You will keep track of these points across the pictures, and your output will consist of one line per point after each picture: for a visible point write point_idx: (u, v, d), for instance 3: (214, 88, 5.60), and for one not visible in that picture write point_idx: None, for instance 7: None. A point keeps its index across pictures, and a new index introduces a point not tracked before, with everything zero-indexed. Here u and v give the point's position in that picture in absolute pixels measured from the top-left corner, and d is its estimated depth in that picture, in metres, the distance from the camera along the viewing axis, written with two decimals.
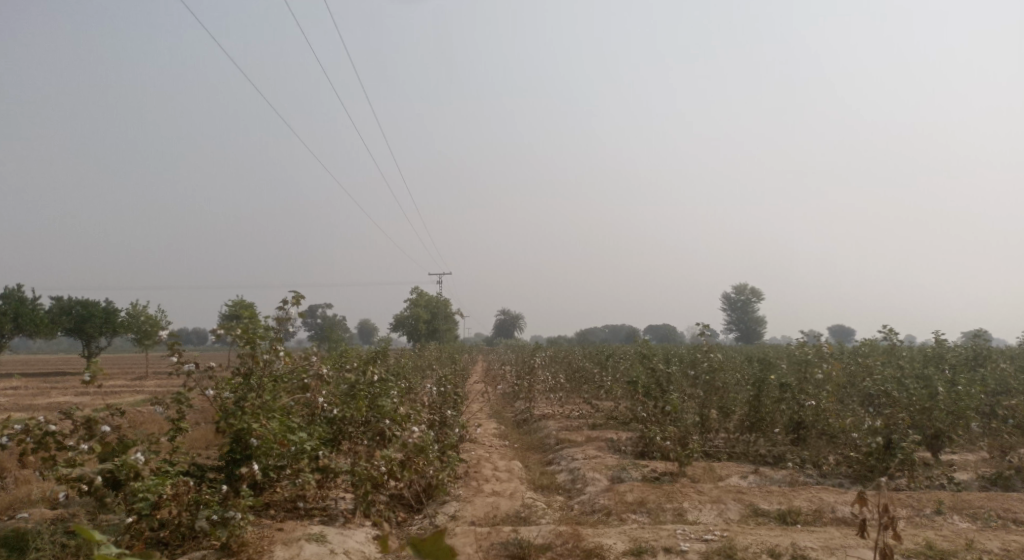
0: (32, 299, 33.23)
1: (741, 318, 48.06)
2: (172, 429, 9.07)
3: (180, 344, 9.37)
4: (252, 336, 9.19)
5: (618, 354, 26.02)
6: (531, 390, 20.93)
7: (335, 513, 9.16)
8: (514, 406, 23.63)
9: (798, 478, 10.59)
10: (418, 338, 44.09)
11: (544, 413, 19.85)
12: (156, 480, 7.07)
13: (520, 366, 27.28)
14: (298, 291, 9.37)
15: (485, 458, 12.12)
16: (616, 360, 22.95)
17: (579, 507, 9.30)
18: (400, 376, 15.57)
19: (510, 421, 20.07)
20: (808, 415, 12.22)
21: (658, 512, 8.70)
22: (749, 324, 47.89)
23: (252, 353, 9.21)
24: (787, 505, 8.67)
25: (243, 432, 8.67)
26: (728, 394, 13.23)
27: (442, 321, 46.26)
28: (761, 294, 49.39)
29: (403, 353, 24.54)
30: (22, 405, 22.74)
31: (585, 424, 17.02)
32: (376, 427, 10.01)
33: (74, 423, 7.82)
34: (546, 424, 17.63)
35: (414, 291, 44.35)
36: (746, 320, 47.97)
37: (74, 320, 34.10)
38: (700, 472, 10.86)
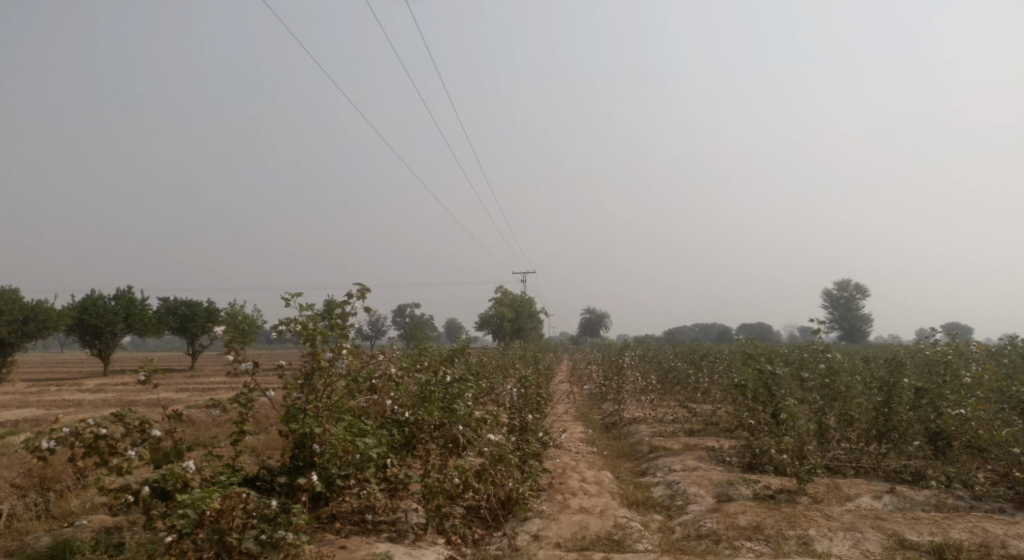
0: (140, 299, 34.24)
1: (843, 317, 44.92)
2: (234, 433, 8.37)
3: (237, 341, 8.67)
4: (314, 332, 8.32)
5: (714, 353, 24.31)
6: (621, 393, 19.66)
7: (405, 529, 8.12)
8: (602, 409, 22.32)
9: (946, 501, 9.01)
10: (503, 337, 43.33)
11: (635, 416, 18.45)
12: (203, 492, 6.30)
13: (608, 366, 25.92)
14: (363, 284, 8.51)
15: (572, 467, 10.97)
16: (712, 361, 21.30)
17: (681, 529, 8.06)
18: (481, 376, 14.65)
19: (598, 425, 18.84)
20: (951, 424, 10.50)
21: (778, 540, 7.38)
22: (852, 323, 44.60)
23: (313, 351, 8.33)
24: (942, 538, 7.19)
25: (306, 438, 7.92)
26: (853, 400, 11.67)
27: (527, 320, 45.38)
28: (864, 291, 46.01)
29: (488, 352, 23.72)
30: (124, 402, 23.10)
31: (680, 431, 15.58)
32: (450, 433, 8.94)
33: (126, 426, 7.11)
34: (638, 429, 16.26)
35: (499, 289, 43.65)
36: (849, 319, 44.78)
37: (178, 320, 35.14)
38: (823, 491, 9.45)
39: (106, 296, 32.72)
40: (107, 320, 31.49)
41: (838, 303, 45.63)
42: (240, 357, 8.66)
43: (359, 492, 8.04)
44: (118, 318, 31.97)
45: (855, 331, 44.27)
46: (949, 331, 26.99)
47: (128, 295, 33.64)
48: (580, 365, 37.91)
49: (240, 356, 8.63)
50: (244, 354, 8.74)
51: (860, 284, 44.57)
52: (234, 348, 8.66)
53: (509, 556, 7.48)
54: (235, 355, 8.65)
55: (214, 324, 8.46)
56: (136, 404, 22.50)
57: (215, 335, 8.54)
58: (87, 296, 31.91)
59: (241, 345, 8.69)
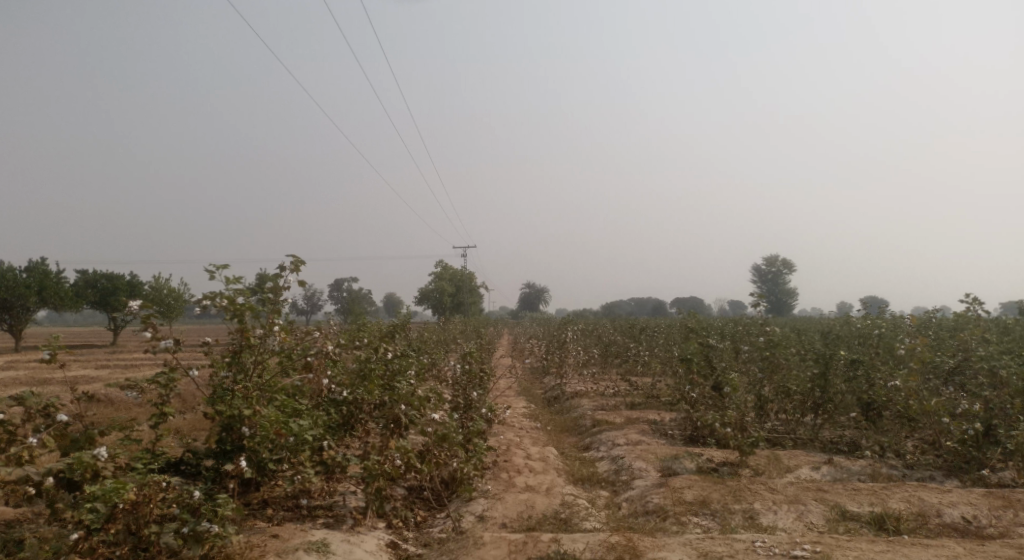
0: (58, 273, 32.38)
1: (773, 290, 46.16)
2: (156, 416, 7.83)
3: (156, 317, 8.04)
4: (241, 307, 7.81)
5: (654, 327, 24.51)
6: (563, 366, 19.61)
7: (342, 514, 7.78)
8: (543, 383, 22.25)
9: (882, 470, 9.19)
10: (443, 311, 42.92)
11: (576, 390, 18.41)
12: (116, 483, 5.85)
13: (548, 340, 25.85)
14: (297, 256, 8.02)
15: (516, 444, 10.79)
16: (651, 335, 21.47)
17: (628, 506, 7.97)
18: (422, 351, 14.30)
19: (540, 399, 18.76)
20: (883, 395, 10.77)
21: (724, 515, 7.35)
22: (782, 296, 45.93)
23: (241, 327, 7.83)
24: (883, 508, 7.27)
25: (235, 421, 7.48)
26: (790, 372, 11.80)
27: (467, 294, 45.05)
28: (793, 265, 47.35)
29: (428, 326, 23.32)
30: (40, 380, 21.77)
31: (622, 404, 15.60)
32: (391, 413, 8.36)
33: (29, 411, 6.56)
34: (580, 403, 16.20)
35: (438, 263, 43.12)
36: (778, 292, 46.09)
37: (101, 294, 33.43)
38: (764, 462, 9.54)
39: (20, 270, 30.80)
40: (22, 294, 29.65)
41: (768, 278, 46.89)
42: (159, 334, 8.05)
43: (293, 477, 7.65)
44: (34, 293, 30.13)
45: (785, 304, 45.56)
46: (868, 303, 28.07)
47: (45, 269, 31.75)
48: (520, 339, 37.88)
49: (158, 333, 8.01)
50: (164, 332, 8.13)
51: (790, 258, 45.88)
52: (152, 326, 8.03)
53: (454, 540, 7.24)
54: (153, 332, 8.03)
55: (130, 299, 7.81)
56: (53, 382, 21.24)
57: (131, 311, 7.88)
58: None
59: (159, 322, 8.07)
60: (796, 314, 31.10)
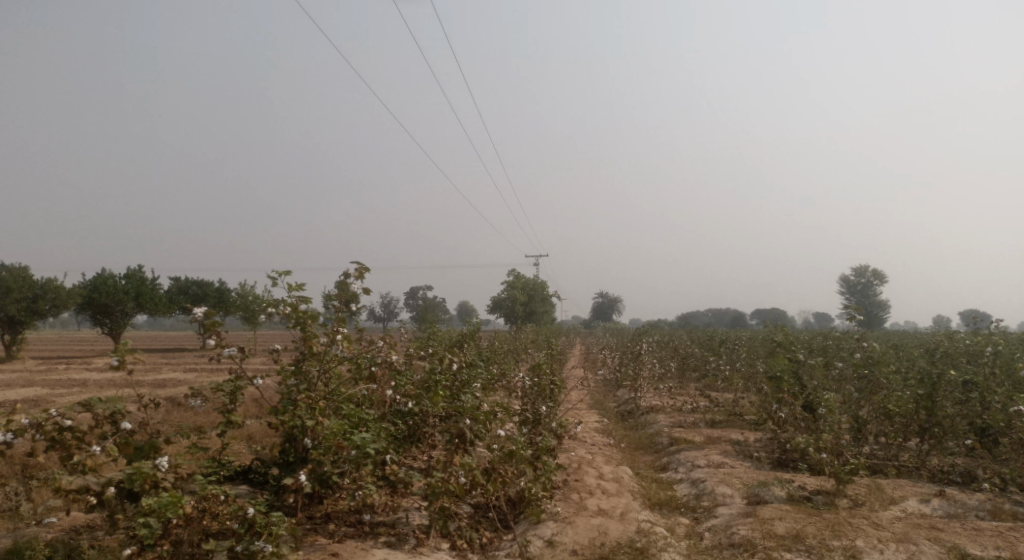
0: (151, 279, 33.66)
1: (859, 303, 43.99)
2: (222, 425, 7.63)
3: (219, 325, 7.74)
4: (304, 315, 7.57)
5: (733, 340, 23.46)
6: (637, 380, 18.88)
7: (405, 533, 7.37)
8: (616, 396, 21.52)
9: (1002, 506, 8.21)
10: (515, 320, 42.62)
11: (652, 405, 17.65)
12: (171, 497, 5.65)
13: (622, 351, 25.11)
14: (362, 263, 7.74)
15: (588, 461, 10.22)
16: (730, 348, 20.50)
17: (711, 536, 7.32)
18: (492, 361, 13.89)
19: (613, 413, 18.08)
20: (999, 420, 9.73)
21: (822, 552, 6.61)
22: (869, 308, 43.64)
23: (304, 336, 7.58)
24: (1011, 553, 6.39)
25: (297, 431, 7.20)
26: (891, 393, 10.85)
27: (540, 303, 44.60)
28: (882, 277, 44.95)
29: (499, 335, 22.97)
30: (130, 382, 22.46)
31: (701, 421, 14.79)
32: (455, 427, 7.77)
33: (94, 418, 6.41)
34: (656, 419, 15.46)
35: (511, 271, 42.89)
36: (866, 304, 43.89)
37: (190, 300, 34.48)
38: (864, 493, 8.68)
39: (117, 276, 32.14)
40: (118, 300, 30.88)
41: (854, 290, 44.64)
42: (222, 341, 7.74)
43: (354, 494, 7.27)
44: (129, 298, 31.35)
45: (874, 317, 43.24)
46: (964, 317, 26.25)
47: (139, 275, 33.02)
48: (593, 349, 37.14)
49: (221, 341, 7.71)
50: (227, 339, 7.86)
51: (879, 269, 43.54)
52: (215, 333, 7.75)
53: None
54: (216, 339, 7.71)
55: (193, 306, 7.60)
56: (142, 384, 21.88)
57: (195, 318, 7.67)
58: (98, 276, 31.35)
59: (223, 329, 7.78)
60: (887, 329, 29.34)
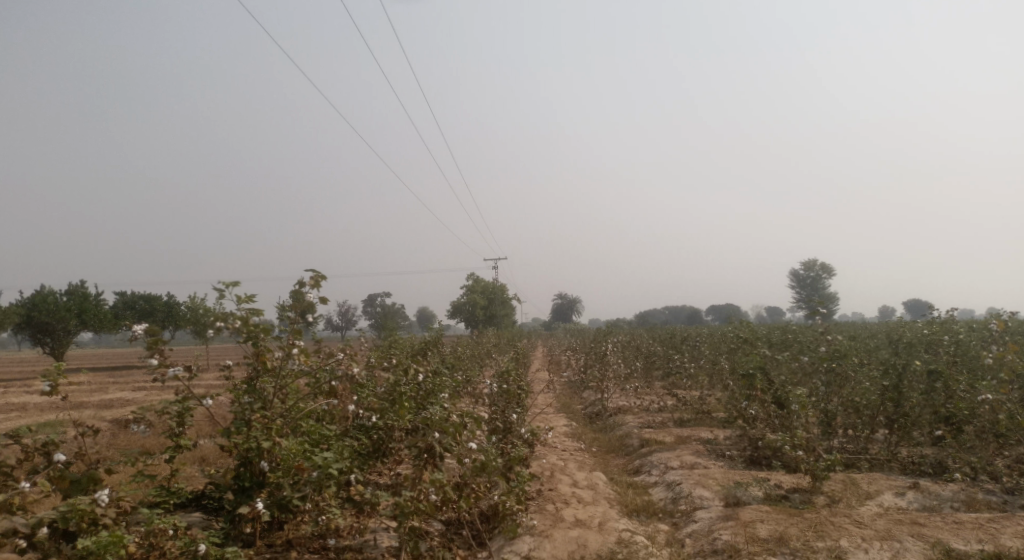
0: (96, 295, 32.32)
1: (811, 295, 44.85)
2: (169, 450, 7.10)
3: (163, 342, 7.18)
4: (255, 329, 7.10)
5: (696, 336, 23.47)
6: (602, 381, 18.69)
7: (373, 557, 6.96)
8: (582, 398, 21.30)
9: (976, 496, 8.16)
10: (476, 324, 42.21)
11: (619, 406, 17.46)
12: (111, 537, 5.20)
13: (586, 352, 24.95)
14: (317, 271, 7.31)
15: (560, 469, 9.92)
16: (694, 345, 20.47)
17: (692, 543, 7.08)
18: (456, 368, 13.51)
19: (580, 416, 17.85)
20: (966, 408, 9.73)
21: (807, 555, 6.42)
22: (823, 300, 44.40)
23: (257, 351, 7.11)
24: (994, 546, 6.28)
25: (253, 454, 6.74)
26: (859, 385, 10.79)
27: (500, 306, 44.28)
28: (832, 269, 45.86)
29: (461, 341, 22.57)
30: (76, 403, 21.44)
31: (669, 421, 14.64)
32: (422, 442, 7.34)
33: (25, 451, 5.89)
34: (624, 420, 15.25)
35: (470, 275, 42.48)
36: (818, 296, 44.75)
37: (139, 315, 33.18)
38: (840, 489, 8.58)
39: (59, 293, 30.80)
40: (61, 318, 29.58)
41: (806, 282, 45.40)
42: (166, 361, 7.16)
43: (316, 521, 6.78)
44: (72, 316, 30.04)
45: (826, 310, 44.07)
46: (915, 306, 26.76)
47: (83, 292, 31.69)
48: (555, 351, 36.96)
49: (166, 360, 7.13)
50: (172, 357, 7.29)
51: (828, 262, 44.41)
52: (159, 352, 7.16)
53: None
54: (160, 359, 7.13)
55: (134, 323, 7.03)
56: (88, 406, 20.91)
57: (135, 336, 7.09)
58: (38, 293, 30.01)
59: (167, 347, 7.20)
60: (843, 320, 29.78)
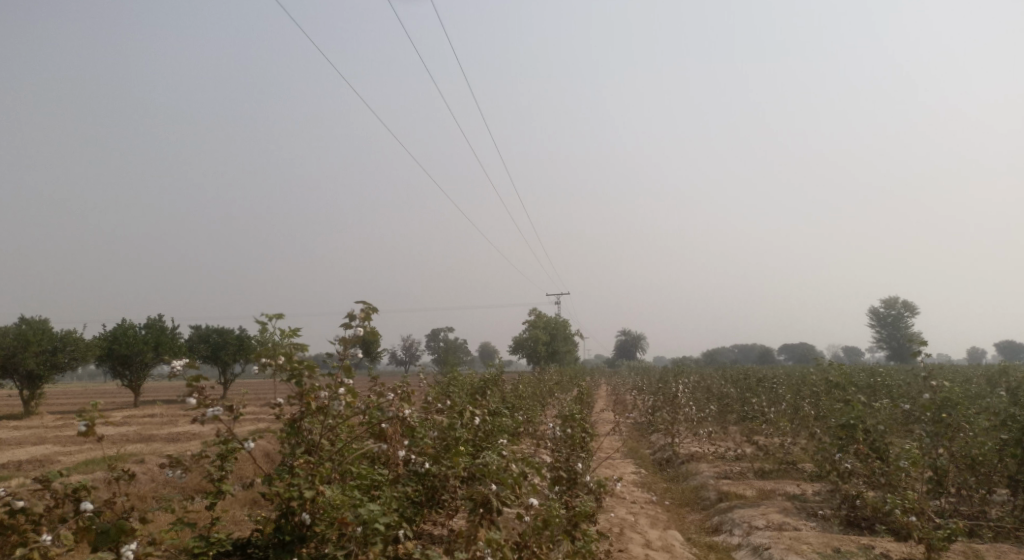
0: (170, 328, 32.90)
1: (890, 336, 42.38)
2: (210, 495, 6.49)
3: (204, 379, 6.51)
4: (299, 366, 6.54)
5: (772, 378, 22.12)
6: (673, 425, 17.60)
7: None
8: (651, 442, 20.16)
9: None
10: (538, 361, 41.38)
11: (691, 452, 16.33)
12: None
13: (653, 393, 23.83)
14: (368, 303, 6.71)
15: (631, 525, 9.03)
16: (770, 387, 19.21)
17: None
18: (519, 409, 12.76)
19: (650, 462, 16.80)
20: None
21: None
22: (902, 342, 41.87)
23: (300, 391, 6.52)
24: None
25: (293, 505, 6.11)
26: (973, 439, 9.52)
27: (563, 343, 43.34)
28: (915, 308, 43.37)
29: (525, 378, 21.80)
30: (144, 435, 21.48)
31: (749, 471, 13.51)
32: (477, 492, 6.51)
33: (52, 498, 5.41)
34: (698, 469, 14.14)
35: (533, 311, 41.82)
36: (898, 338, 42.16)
37: (210, 348, 33.52)
38: None
39: (137, 326, 31.42)
40: (138, 350, 30.05)
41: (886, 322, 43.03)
42: (206, 400, 6.48)
43: None
44: (148, 348, 30.52)
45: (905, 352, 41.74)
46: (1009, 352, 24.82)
47: (159, 325, 32.34)
48: (620, 390, 35.74)
49: (206, 399, 6.44)
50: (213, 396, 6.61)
51: (909, 301, 41.87)
52: (198, 390, 6.49)
53: None
54: (199, 398, 6.45)
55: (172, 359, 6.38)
56: (156, 438, 20.89)
57: (174, 372, 6.46)
58: (118, 326, 30.67)
59: (208, 385, 6.52)
60: (928, 363, 27.76)
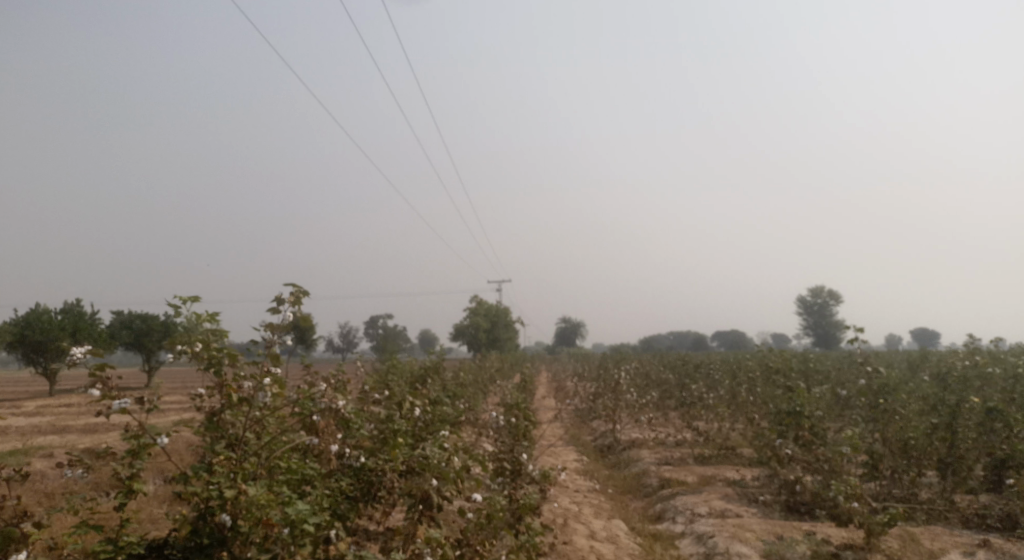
0: (91, 314, 31.23)
1: (816, 323, 43.64)
2: (119, 496, 5.96)
3: (109, 367, 5.88)
4: (219, 355, 6.02)
5: (709, 364, 22.39)
6: (614, 411, 17.56)
7: None
8: (591, 428, 20.14)
9: None
10: (478, 347, 41.09)
11: (632, 438, 16.31)
12: None
13: (593, 379, 23.84)
14: (297, 286, 6.24)
15: (575, 515, 8.84)
16: (708, 373, 19.40)
17: None
18: (460, 397, 12.43)
19: (591, 449, 16.72)
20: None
21: None
22: (827, 328, 43.24)
23: (220, 381, 6.03)
24: None
25: (213, 506, 5.63)
26: (907, 423, 9.60)
27: (503, 330, 43.16)
28: (840, 296, 44.82)
29: (464, 365, 21.46)
30: (60, 426, 20.28)
31: (689, 457, 13.53)
32: (415, 488, 6.13)
33: None
34: (639, 455, 14.10)
35: (473, 297, 41.46)
36: (823, 325, 43.45)
37: (135, 335, 31.99)
38: (898, 547, 7.41)
39: (54, 311, 29.71)
40: (55, 337, 28.35)
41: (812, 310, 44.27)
42: (112, 392, 5.90)
43: None
44: (66, 335, 28.88)
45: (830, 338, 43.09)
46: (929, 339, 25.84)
47: (79, 311, 30.67)
48: (560, 377, 35.79)
49: (111, 391, 5.85)
50: (120, 386, 5.98)
51: (832, 289, 43.14)
52: (103, 380, 5.89)
53: None
54: (103, 389, 5.86)
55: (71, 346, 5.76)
56: (72, 429, 19.71)
57: (74, 360, 5.85)
58: (32, 312, 28.92)
59: (114, 374, 5.92)
60: (854, 350, 28.67)
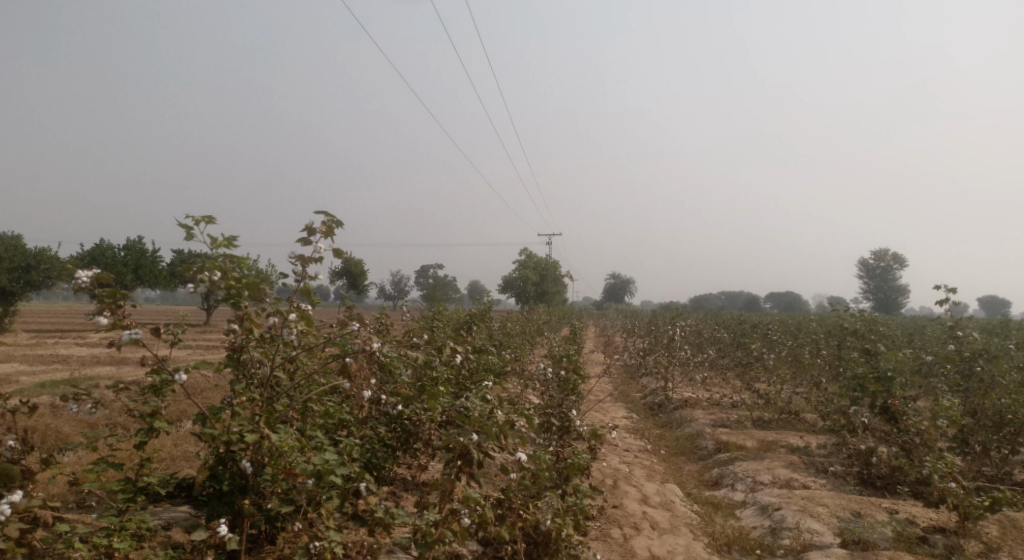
0: (152, 252, 31.63)
1: (877, 287, 41.73)
2: (139, 434, 5.52)
3: (120, 294, 5.30)
4: (239, 286, 5.34)
5: (767, 324, 21.37)
6: (667, 369, 16.78)
7: None
8: (641, 385, 19.42)
9: None
10: (527, 300, 40.53)
11: (685, 397, 15.54)
12: None
13: (644, 335, 23.04)
14: (331, 215, 5.60)
15: (627, 477, 8.21)
16: (767, 333, 18.42)
17: None
18: (506, 347, 11.81)
19: (641, 406, 16.03)
20: None
21: None
22: (887, 293, 41.35)
23: (241, 315, 5.40)
24: None
25: (233, 451, 5.12)
26: (1005, 395, 8.66)
27: (552, 284, 42.51)
28: (903, 260, 42.65)
29: (513, 316, 20.88)
30: (114, 358, 20.47)
31: (748, 421, 12.72)
32: (457, 443, 5.50)
33: None
34: (694, 415, 13.35)
35: (523, 249, 40.79)
36: (884, 289, 41.62)
37: None
38: (997, 534, 6.60)
39: (116, 247, 30.11)
40: (117, 272, 28.81)
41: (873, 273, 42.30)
42: (124, 321, 5.34)
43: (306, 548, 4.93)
44: (126, 270, 29.33)
45: (891, 302, 41.27)
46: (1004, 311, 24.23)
47: (140, 247, 31.07)
48: (609, 332, 35.02)
49: (122, 319, 5.31)
50: (133, 315, 5.41)
51: (897, 252, 40.81)
52: (113, 308, 5.31)
53: None
54: (113, 317, 5.30)
55: (75, 271, 5.18)
56: (126, 362, 19.91)
57: (80, 286, 5.26)
58: (95, 246, 29.41)
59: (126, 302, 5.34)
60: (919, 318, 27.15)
